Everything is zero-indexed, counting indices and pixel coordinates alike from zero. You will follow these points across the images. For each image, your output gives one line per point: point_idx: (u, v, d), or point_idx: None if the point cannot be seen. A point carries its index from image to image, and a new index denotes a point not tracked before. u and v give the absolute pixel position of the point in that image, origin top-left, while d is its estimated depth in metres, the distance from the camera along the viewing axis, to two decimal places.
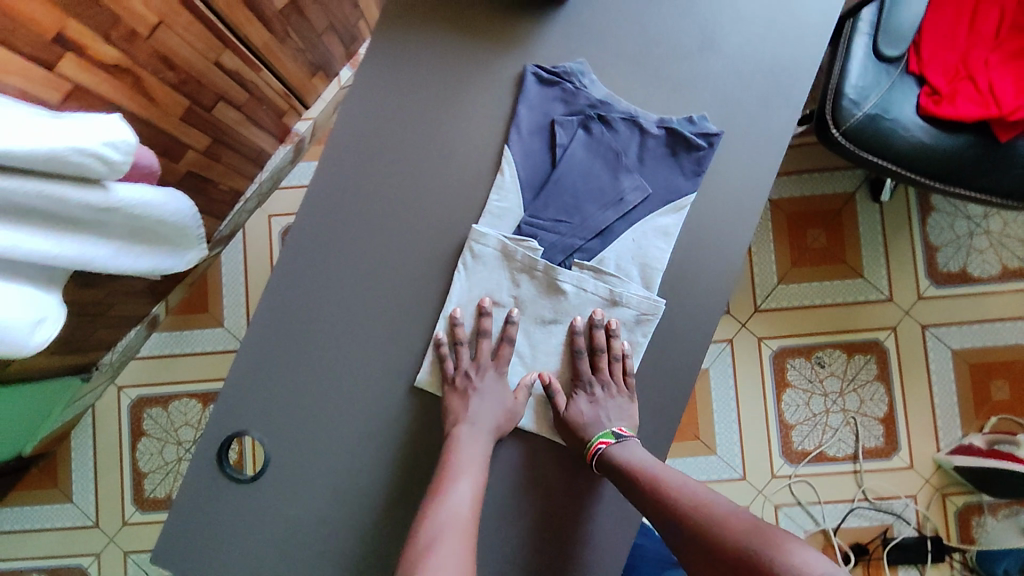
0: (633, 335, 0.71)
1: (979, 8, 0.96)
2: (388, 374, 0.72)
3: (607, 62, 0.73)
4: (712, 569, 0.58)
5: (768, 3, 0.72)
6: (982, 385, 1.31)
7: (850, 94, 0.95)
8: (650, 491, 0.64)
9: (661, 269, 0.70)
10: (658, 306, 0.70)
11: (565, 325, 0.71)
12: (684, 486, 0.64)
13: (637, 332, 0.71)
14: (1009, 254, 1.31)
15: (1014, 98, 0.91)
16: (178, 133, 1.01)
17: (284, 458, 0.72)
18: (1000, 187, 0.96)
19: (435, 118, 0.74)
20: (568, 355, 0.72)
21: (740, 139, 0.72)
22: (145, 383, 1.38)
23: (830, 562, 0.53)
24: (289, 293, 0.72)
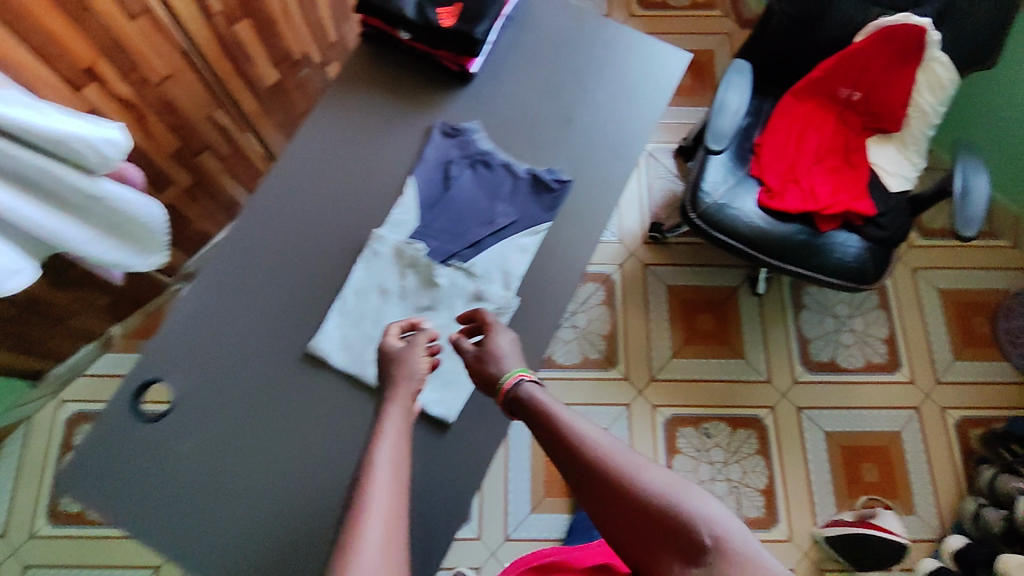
0: None
1: (806, 132, 1.24)
2: (287, 341, 0.87)
3: (496, 124, 0.97)
4: (608, 502, 0.61)
5: (613, 98, 0.99)
6: (853, 467, 1.42)
7: (704, 187, 1.22)
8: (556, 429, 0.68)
9: (519, 275, 0.89)
10: (512, 302, 0.87)
11: (438, 311, 0.88)
12: (597, 432, 0.67)
13: None
14: (872, 350, 1.50)
15: (829, 197, 1.18)
16: (167, 167, 1.24)
17: (185, 404, 0.85)
18: (825, 267, 1.18)
19: (360, 151, 0.96)
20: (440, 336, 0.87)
21: (586, 187, 0.94)
22: (84, 398, 1.48)
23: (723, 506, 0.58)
24: (222, 268, 0.90)
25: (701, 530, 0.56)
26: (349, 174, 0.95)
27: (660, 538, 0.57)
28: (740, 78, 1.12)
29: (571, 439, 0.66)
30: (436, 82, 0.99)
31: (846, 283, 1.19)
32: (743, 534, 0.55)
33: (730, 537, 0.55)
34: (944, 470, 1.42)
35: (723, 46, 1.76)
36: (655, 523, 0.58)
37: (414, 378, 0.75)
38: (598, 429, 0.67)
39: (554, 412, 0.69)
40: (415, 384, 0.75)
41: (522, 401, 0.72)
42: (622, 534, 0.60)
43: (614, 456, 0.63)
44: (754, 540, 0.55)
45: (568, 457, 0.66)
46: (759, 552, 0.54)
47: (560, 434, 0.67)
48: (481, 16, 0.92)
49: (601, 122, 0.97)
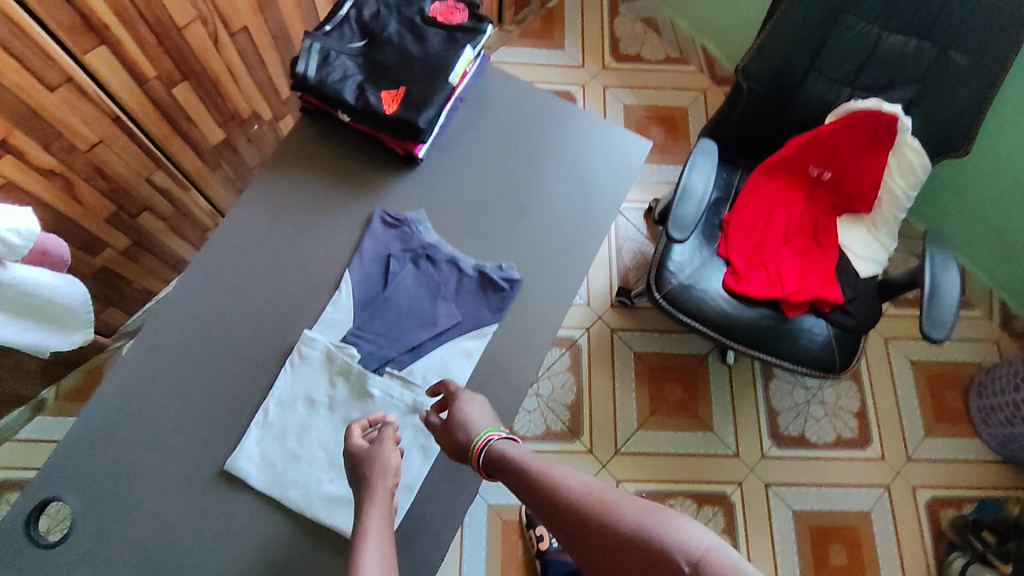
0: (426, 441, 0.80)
1: (774, 211, 1.20)
2: (204, 455, 0.80)
3: (442, 215, 0.92)
4: (594, 544, 0.62)
5: (568, 187, 0.94)
6: (822, 549, 1.37)
7: (670, 266, 1.16)
8: (537, 480, 0.69)
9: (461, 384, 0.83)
10: None
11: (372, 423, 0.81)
12: (574, 479, 0.68)
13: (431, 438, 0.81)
14: (843, 424, 1.46)
15: (796, 281, 1.14)
16: (100, 231, 1.16)
17: (87, 526, 0.77)
18: (791, 354, 1.13)
19: (296, 240, 0.89)
20: None
21: (536, 285, 0.89)
22: (11, 466, 1.38)
23: (703, 528, 0.58)
24: (135, 371, 0.82)
25: (679, 555, 0.55)
26: (282, 265, 0.88)
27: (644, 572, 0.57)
28: (705, 159, 1.08)
29: (548, 490, 0.68)
30: (382, 165, 0.94)
31: (813, 370, 1.14)
32: (722, 550, 0.55)
33: (707, 555, 0.54)
34: (914, 552, 1.37)
35: (696, 101, 1.75)
36: (638, 555, 0.58)
37: (390, 475, 0.71)
38: (577, 475, 0.69)
39: (529, 466, 0.71)
40: (391, 481, 0.71)
41: (496, 462, 0.73)
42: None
43: (591, 499, 0.65)
44: (735, 550, 0.55)
45: (550, 510, 0.67)
46: (738, 564, 0.53)
47: (539, 484, 0.69)
48: (426, 103, 0.87)
49: (553, 213, 0.93)
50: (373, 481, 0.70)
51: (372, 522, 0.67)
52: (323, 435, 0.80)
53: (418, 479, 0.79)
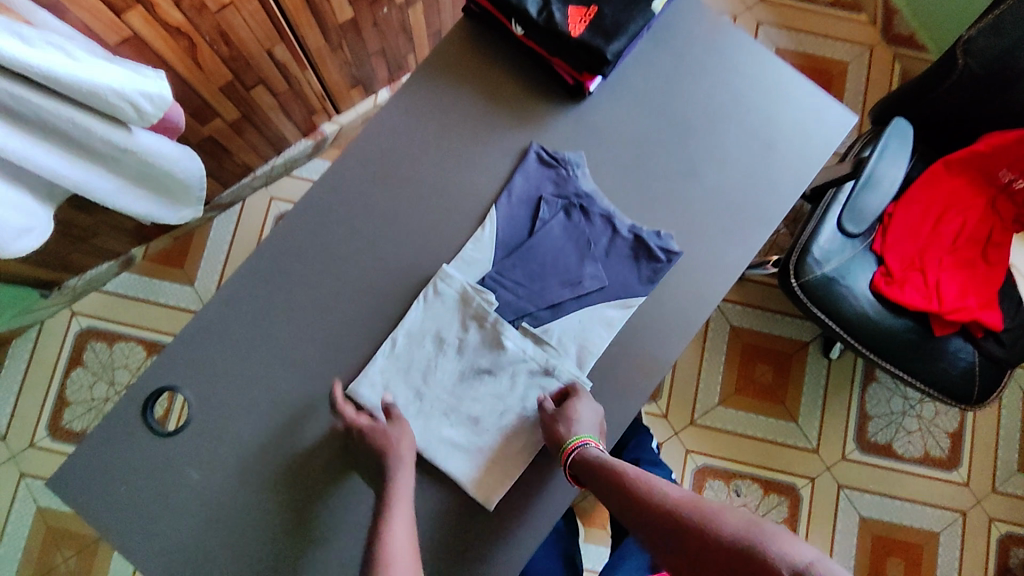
0: None
1: (946, 213, 1.07)
2: (322, 375, 0.77)
3: (602, 163, 0.82)
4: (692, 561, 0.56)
5: (750, 155, 0.82)
6: (880, 560, 1.34)
7: (815, 253, 1.05)
8: (629, 494, 0.65)
9: (596, 355, 0.76)
10: (583, 389, 0.75)
11: (499, 376, 0.76)
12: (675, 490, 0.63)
13: None
14: (934, 442, 1.38)
15: (955, 299, 1.03)
16: (214, 101, 1.08)
17: (203, 424, 0.76)
18: (924, 375, 1.05)
19: (441, 162, 0.81)
20: (497, 405, 0.76)
21: (696, 261, 0.80)
22: (99, 316, 1.40)
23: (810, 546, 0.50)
24: (263, 275, 0.78)
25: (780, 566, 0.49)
26: (423, 188, 0.81)
27: None
28: (902, 143, 0.95)
29: (642, 504, 0.64)
30: (544, 92, 0.83)
31: (943, 396, 1.05)
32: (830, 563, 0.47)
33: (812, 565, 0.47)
34: None
35: (861, 57, 1.53)
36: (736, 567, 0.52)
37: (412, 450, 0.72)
38: (674, 489, 0.64)
39: (628, 473, 0.67)
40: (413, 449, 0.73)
41: (589, 474, 0.69)
42: None
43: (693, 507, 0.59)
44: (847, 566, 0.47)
45: (648, 520, 0.62)
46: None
47: (632, 500, 0.65)
48: (618, 31, 0.74)
49: (727, 182, 0.81)
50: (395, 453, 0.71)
51: (401, 489, 0.69)
52: (448, 379, 0.76)
53: (536, 444, 0.76)
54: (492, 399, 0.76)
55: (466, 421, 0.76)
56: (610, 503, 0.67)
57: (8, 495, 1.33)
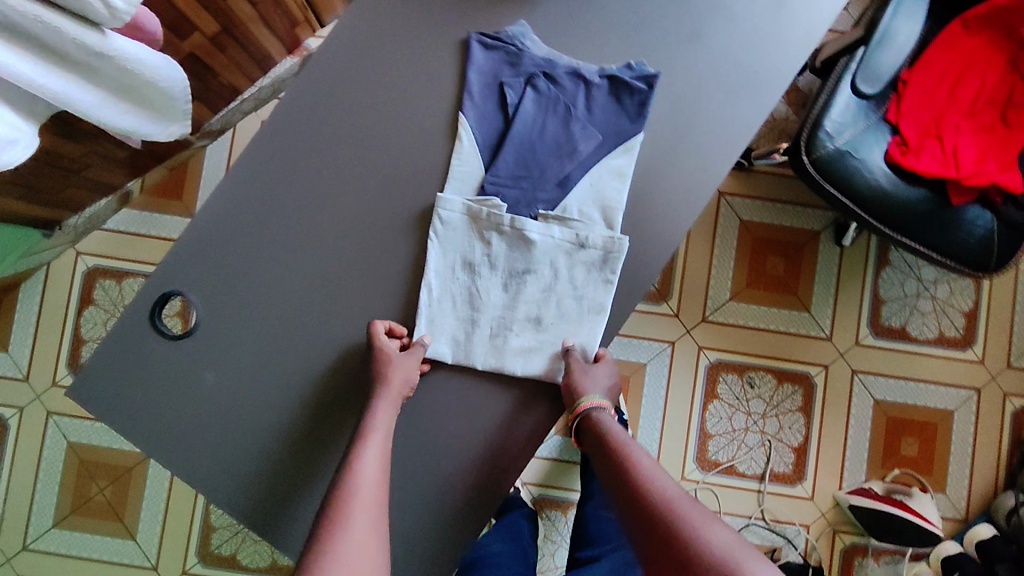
0: (603, 274, 0.76)
1: (964, 75, 1.03)
2: (332, 269, 0.78)
3: (600, 35, 0.79)
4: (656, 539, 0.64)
5: (757, 12, 0.78)
6: (894, 439, 1.36)
7: (827, 127, 1.02)
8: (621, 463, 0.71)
9: (619, 207, 0.76)
10: (622, 242, 0.75)
11: (540, 270, 0.77)
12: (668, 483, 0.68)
13: (606, 270, 0.76)
14: (948, 322, 1.38)
15: (973, 164, 1.00)
16: (191, 13, 1.04)
17: (219, 325, 0.77)
18: (941, 246, 1.03)
19: (434, 45, 0.79)
20: (550, 292, 0.77)
21: (704, 127, 0.78)
22: (104, 253, 1.39)
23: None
24: (262, 175, 0.78)
25: None
26: (417, 73, 0.79)
27: None
28: None
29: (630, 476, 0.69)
30: None
31: (960, 266, 1.04)
32: None
33: None
34: (986, 456, 1.36)
35: None
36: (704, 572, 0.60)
37: (404, 384, 0.73)
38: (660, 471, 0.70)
39: (626, 446, 0.72)
40: (406, 388, 0.74)
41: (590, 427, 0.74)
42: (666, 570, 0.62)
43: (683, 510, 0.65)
44: None
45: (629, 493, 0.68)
46: None
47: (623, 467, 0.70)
48: None
49: (733, 44, 0.78)
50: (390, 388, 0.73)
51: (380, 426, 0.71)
52: (496, 296, 0.77)
53: (604, 311, 0.77)
54: (543, 294, 0.77)
55: (531, 327, 0.77)
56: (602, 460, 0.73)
57: (38, 433, 1.36)
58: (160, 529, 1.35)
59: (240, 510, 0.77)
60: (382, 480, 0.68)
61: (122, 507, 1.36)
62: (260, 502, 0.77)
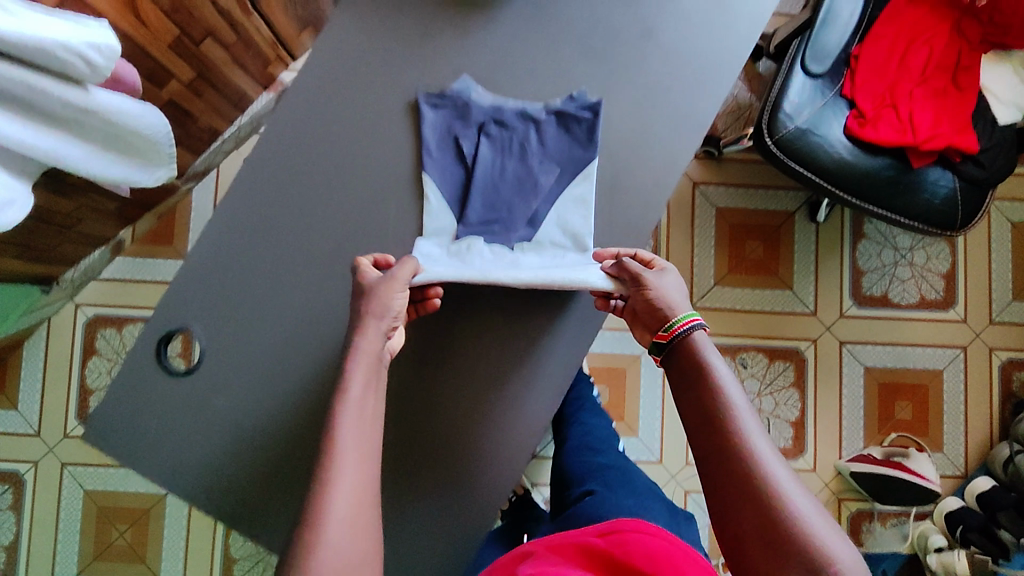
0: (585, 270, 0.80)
1: (911, 45, 1.06)
2: (326, 292, 0.81)
3: (560, 43, 0.83)
4: (718, 469, 0.63)
5: (703, 6, 0.82)
6: (888, 405, 1.40)
7: (786, 109, 1.06)
8: (700, 381, 0.68)
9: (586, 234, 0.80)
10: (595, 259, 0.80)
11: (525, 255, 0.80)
12: (760, 441, 0.63)
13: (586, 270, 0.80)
14: (928, 285, 1.42)
15: (929, 129, 1.03)
16: (165, 61, 1.08)
17: (216, 358, 0.80)
18: (908, 210, 1.07)
19: (401, 70, 0.83)
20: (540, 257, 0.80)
21: (662, 124, 0.82)
22: (102, 303, 1.42)
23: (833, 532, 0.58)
24: (247, 210, 0.82)
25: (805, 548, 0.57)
26: (388, 98, 0.83)
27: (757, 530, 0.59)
28: None
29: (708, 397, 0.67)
30: None
31: (928, 227, 1.08)
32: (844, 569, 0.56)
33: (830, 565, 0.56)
34: (979, 411, 1.40)
35: None
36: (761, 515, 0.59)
37: (384, 310, 0.70)
38: (742, 398, 0.66)
39: (711, 365, 0.69)
40: (389, 318, 0.71)
41: (677, 345, 0.72)
42: (722, 499, 0.62)
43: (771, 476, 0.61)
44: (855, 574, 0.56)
45: (702, 412, 0.66)
46: None
47: (702, 385, 0.68)
48: None
49: (682, 40, 0.82)
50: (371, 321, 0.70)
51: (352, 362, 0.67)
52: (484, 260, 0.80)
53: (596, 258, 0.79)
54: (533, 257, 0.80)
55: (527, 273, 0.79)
56: (682, 373, 0.70)
57: (54, 485, 1.39)
58: (183, 566, 1.38)
59: (254, 534, 0.79)
60: (367, 422, 0.64)
61: (144, 548, 1.38)
62: (269, 526, 0.79)
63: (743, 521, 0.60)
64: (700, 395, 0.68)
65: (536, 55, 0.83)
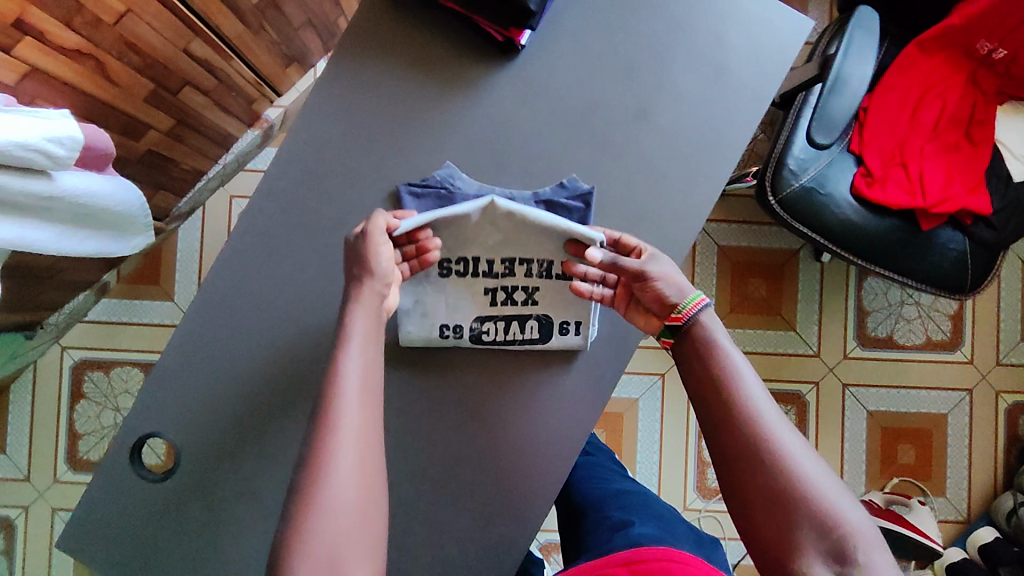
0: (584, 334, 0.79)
1: (923, 98, 1.00)
2: (308, 388, 0.78)
3: (551, 123, 0.78)
4: (727, 448, 0.61)
5: (705, 82, 0.77)
6: (890, 448, 1.38)
7: (791, 164, 1.00)
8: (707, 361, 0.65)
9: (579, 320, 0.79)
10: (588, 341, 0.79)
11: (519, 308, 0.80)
12: (783, 433, 0.59)
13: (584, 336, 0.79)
14: (935, 326, 1.38)
15: (940, 190, 0.98)
16: (140, 115, 1.02)
17: (195, 457, 0.77)
18: (916, 272, 1.02)
19: (383, 150, 0.78)
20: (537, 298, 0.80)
21: (658, 210, 0.77)
22: (88, 346, 1.39)
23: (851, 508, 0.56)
24: (222, 301, 0.78)
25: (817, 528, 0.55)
26: (370, 181, 0.78)
27: (766, 508, 0.57)
28: (868, 30, 0.87)
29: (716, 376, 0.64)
30: (474, 55, 0.77)
31: (937, 288, 1.03)
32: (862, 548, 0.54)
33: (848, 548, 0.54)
34: (983, 456, 1.37)
35: None
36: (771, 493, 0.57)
37: (376, 267, 0.66)
38: (751, 376, 0.64)
39: (719, 345, 0.66)
40: (381, 278, 0.67)
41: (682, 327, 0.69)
42: (730, 477, 0.60)
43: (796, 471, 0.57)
44: (871, 550, 0.54)
45: (709, 392, 0.64)
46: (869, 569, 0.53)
47: (710, 365, 0.65)
48: None
49: (682, 120, 0.77)
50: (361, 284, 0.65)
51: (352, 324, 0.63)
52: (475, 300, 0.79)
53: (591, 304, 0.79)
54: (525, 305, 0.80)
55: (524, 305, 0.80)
56: (687, 355, 0.68)
57: (46, 530, 1.37)
58: None
59: None
60: (367, 390, 0.60)
61: None
62: None
63: (752, 497, 0.58)
64: (706, 373, 0.65)
65: (526, 134, 0.78)
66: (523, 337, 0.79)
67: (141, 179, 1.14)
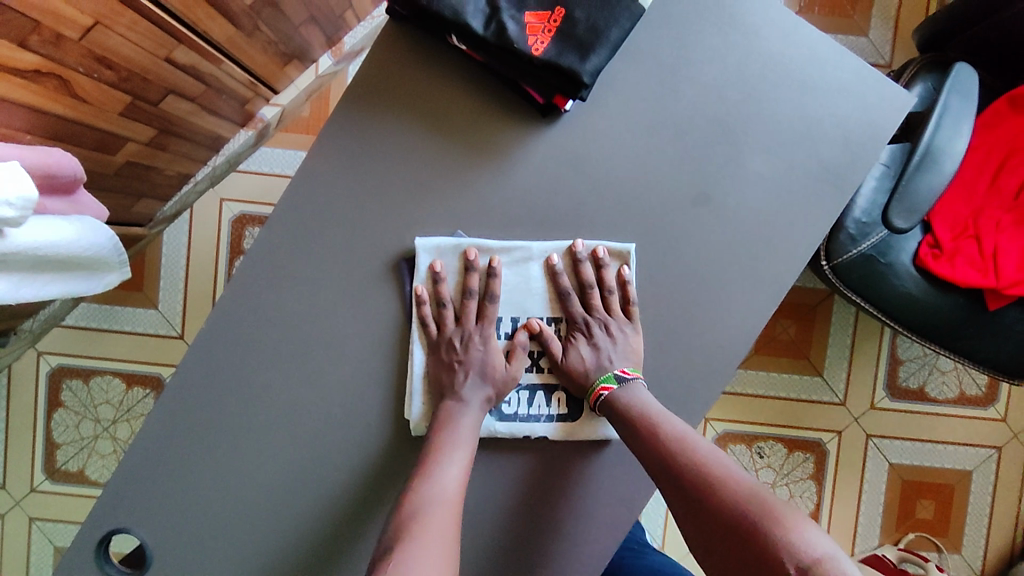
0: None
1: (1006, 163, 0.90)
2: (296, 488, 0.68)
3: (593, 201, 0.66)
4: (693, 512, 0.59)
5: (772, 167, 0.66)
6: (909, 502, 1.31)
7: (849, 228, 0.89)
8: (641, 428, 0.63)
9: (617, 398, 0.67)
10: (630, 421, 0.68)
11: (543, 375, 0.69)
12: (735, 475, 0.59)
13: None
14: (970, 380, 1.30)
15: (1016, 271, 0.87)
16: (116, 129, 0.90)
17: (164, 560, 0.68)
18: (975, 354, 0.92)
19: (394, 222, 0.66)
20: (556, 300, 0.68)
21: (709, 310, 0.67)
22: (66, 352, 1.30)
23: (820, 532, 0.54)
24: (197, 388, 0.67)
25: (787, 556, 0.52)
26: (376, 257, 0.67)
27: (740, 555, 0.54)
28: (961, 99, 0.76)
29: (656, 441, 0.62)
30: (505, 115, 0.66)
31: (993, 371, 0.94)
32: (839, 564, 0.51)
33: (823, 565, 0.50)
34: (1005, 517, 1.31)
35: None
36: (741, 537, 0.55)
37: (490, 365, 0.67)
38: (689, 434, 0.63)
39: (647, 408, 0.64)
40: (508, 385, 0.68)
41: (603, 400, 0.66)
42: (702, 535, 0.58)
43: (780, 557, 0.52)
44: (850, 565, 0.51)
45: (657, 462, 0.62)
46: None
47: (646, 435, 0.63)
48: (592, 43, 0.58)
49: (743, 208, 0.66)
50: (469, 369, 0.66)
51: (452, 416, 0.65)
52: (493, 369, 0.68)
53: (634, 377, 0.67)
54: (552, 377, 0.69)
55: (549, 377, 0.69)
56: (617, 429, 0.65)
57: (23, 540, 1.31)
58: None
59: None
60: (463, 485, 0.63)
61: None
62: None
63: (726, 549, 0.56)
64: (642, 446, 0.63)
65: (563, 211, 0.67)
66: (550, 413, 0.68)
67: (118, 190, 1.02)
